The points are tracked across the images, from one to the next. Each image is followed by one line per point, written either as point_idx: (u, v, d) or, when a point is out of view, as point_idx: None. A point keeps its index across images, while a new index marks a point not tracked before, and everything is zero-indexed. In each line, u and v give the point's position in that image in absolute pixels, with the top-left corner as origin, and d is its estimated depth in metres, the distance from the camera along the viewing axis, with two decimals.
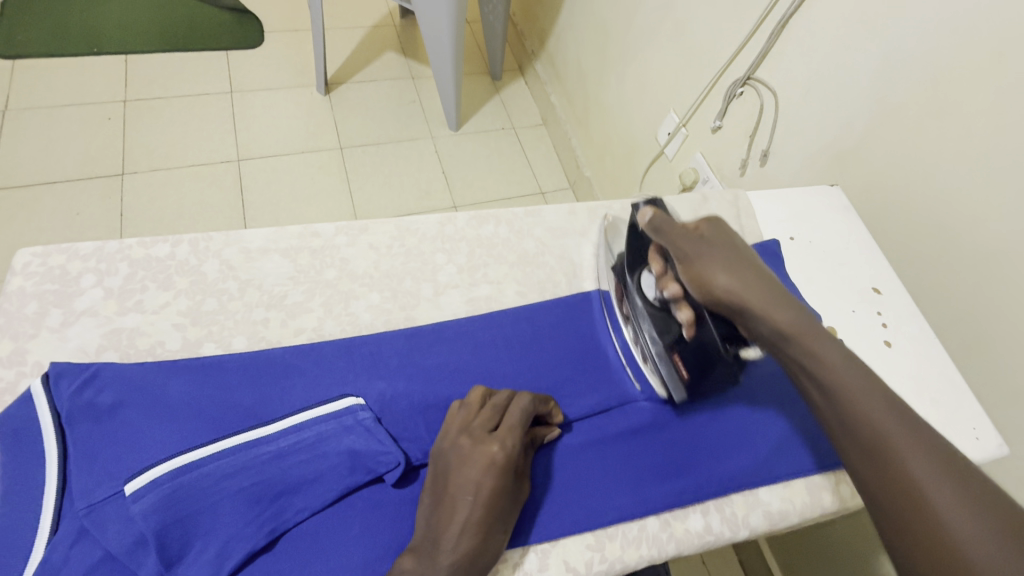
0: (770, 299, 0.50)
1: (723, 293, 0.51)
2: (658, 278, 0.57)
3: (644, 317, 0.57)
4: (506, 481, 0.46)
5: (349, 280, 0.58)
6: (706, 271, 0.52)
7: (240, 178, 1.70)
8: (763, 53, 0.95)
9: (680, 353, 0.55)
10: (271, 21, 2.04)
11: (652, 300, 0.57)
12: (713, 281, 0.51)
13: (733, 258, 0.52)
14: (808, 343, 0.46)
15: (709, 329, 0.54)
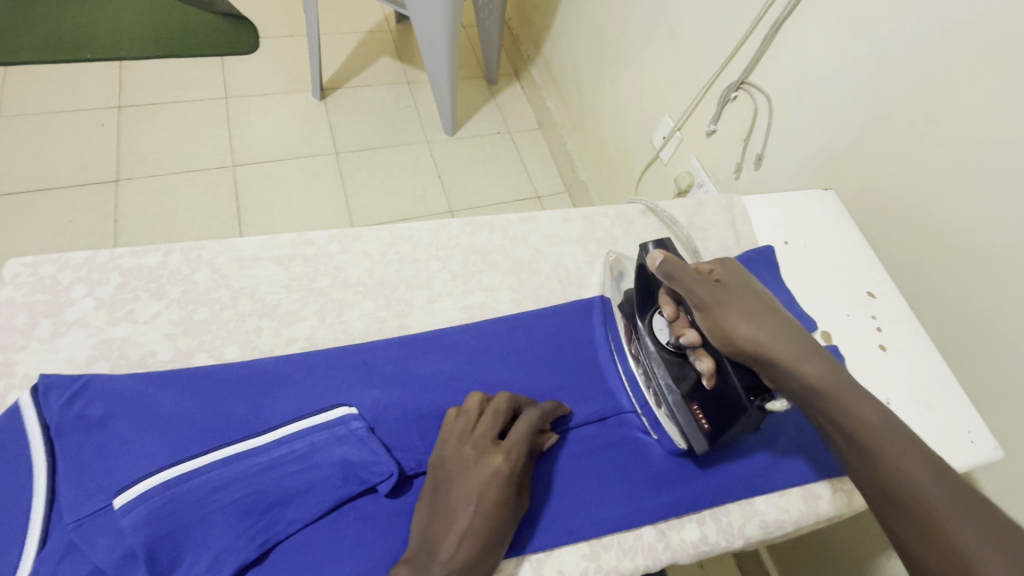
0: (796, 350, 0.48)
1: (745, 344, 0.48)
2: (670, 322, 0.55)
3: (657, 363, 0.54)
4: (506, 492, 0.45)
5: (342, 288, 0.58)
6: (728, 321, 0.49)
7: (235, 184, 1.69)
8: (757, 58, 0.95)
9: (697, 403, 0.52)
10: (267, 26, 2.04)
11: (666, 345, 0.54)
12: (735, 331, 0.49)
13: (753, 305, 0.50)
14: (835, 395, 0.45)
15: (731, 380, 0.50)
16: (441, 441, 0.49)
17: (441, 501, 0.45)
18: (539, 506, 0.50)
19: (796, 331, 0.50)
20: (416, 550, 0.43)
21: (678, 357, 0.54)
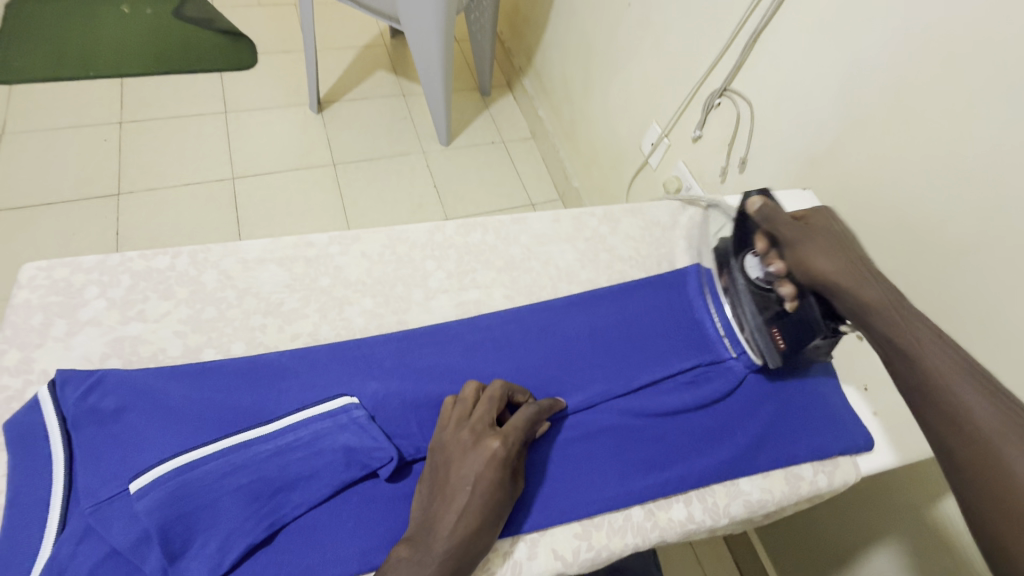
0: (864, 281, 0.53)
1: (822, 274, 0.54)
2: (761, 257, 0.60)
3: (745, 295, 0.62)
4: (505, 471, 0.48)
5: (342, 286, 0.61)
6: (807, 253, 0.55)
7: (235, 196, 1.73)
8: (738, 64, 1.00)
9: (777, 328, 0.59)
10: (265, 42, 2.09)
11: (754, 279, 0.61)
12: (812, 261, 0.55)
13: (835, 244, 0.55)
14: (892, 317, 0.50)
15: (810, 309, 0.57)
16: (443, 423, 0.51)
17: (446, 477, 0.48)
18: (535, 488, 0.52)
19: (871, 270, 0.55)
20: (420, 525, 0.46)
21: (764, 290, 0.61)
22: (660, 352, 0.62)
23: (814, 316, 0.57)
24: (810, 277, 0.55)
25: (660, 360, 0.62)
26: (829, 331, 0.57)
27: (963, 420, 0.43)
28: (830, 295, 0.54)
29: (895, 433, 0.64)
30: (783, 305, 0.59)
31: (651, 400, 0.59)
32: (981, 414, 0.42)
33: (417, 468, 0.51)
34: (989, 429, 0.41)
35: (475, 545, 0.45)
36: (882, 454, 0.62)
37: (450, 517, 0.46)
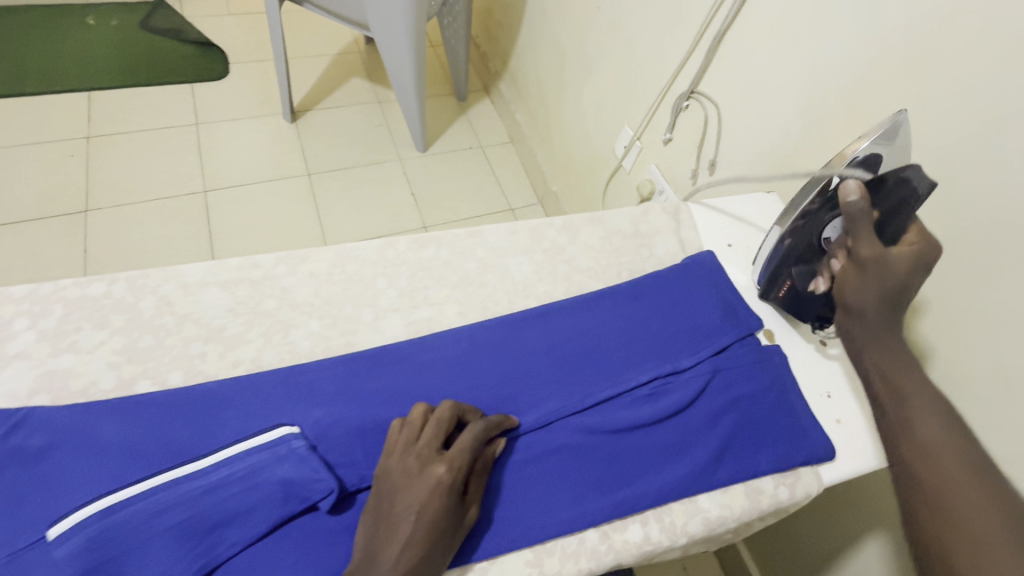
0: (884, 320, 0.57)
1: (850, 297, 0.59)
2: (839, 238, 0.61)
3: (800, 240, 0.63)
4: (453, 497, 0.46)
5: (288, 309, 0.59)
6: (852, 275, 0.59)
7: (206, 209, 1.70)
8: (703, 68, 1.03)
9: (793, 285, 0.65)
10: (236, 51, 2.06)
11: (822, 238, 0.62)
12: (849, 283, 0.59)
13: (893, 288, 0.56)
14: (884, 345, 0.57)
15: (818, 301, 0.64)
16: (391, 445, 0.49)
17: (394, 504, 0.46)
18: (487, 513, 0.51)
19: (901, 313, 0.58)
20: (361, 559, 0.44)
21: (819, 250, 0.63)
22: (617, 366, 0.61)
23: (816, 304, 0.65)
24: (845, 293, 0.59)
25: (617, 374, 0.60)
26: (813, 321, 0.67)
27: (923, 441, 0.50)
28: (847, 315, 0.59)
29: (856, 441, 0.63)
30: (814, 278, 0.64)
31: (610, 416, 0.57)
32: (939, 439, 0.50)
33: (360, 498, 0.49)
34: (944, 453, 0.49)
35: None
36: (845, 463, 0.61)
37: (391, 547, 0.44)
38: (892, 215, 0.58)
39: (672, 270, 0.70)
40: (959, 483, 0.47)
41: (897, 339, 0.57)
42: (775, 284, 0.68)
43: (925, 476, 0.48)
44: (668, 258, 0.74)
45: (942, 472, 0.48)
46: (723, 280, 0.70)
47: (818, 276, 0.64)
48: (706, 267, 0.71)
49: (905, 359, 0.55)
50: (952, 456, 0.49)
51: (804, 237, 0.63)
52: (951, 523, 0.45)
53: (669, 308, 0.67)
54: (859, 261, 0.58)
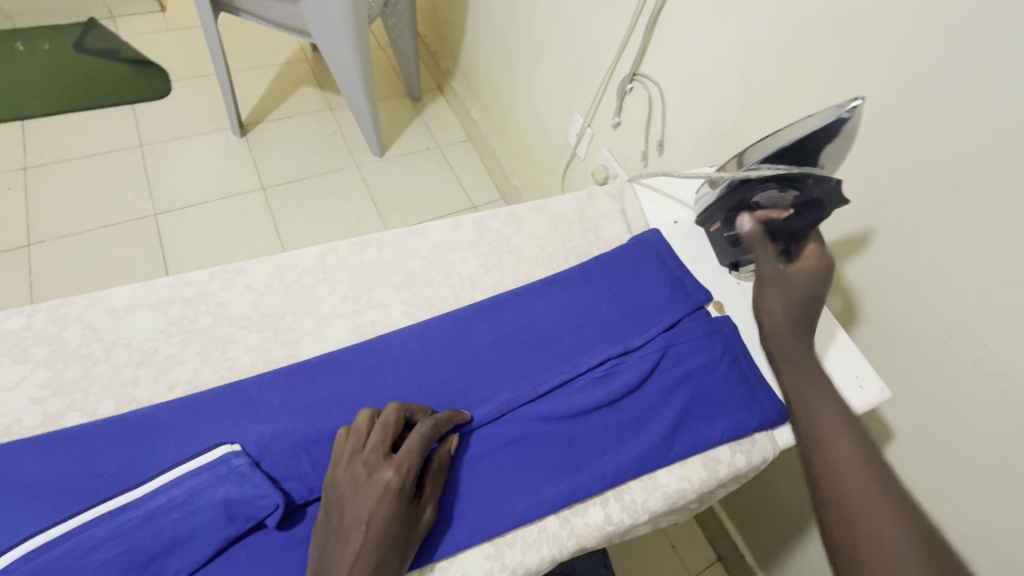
0: (797, 338, 0.63)
1: (769, 318, 0.65)
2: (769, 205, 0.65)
3: (733, 194, 0.67)
4: (404, 498, 0.46)
5: (225, 324, 0.57)
6: (767, 297, 0.66)
7: (159, 232, 1.64)
8: (643, 49, 1.06)
9: (720, 227, 0.71)
10: (178, 68, 2.00)
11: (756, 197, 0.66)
12: (766, 306, 0.66)
13: (800, 301, 0.64)
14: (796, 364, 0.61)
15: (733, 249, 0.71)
16: (337, 454, 0.48)
17: (342, 517, 0.45)
18: (446, 511, 0.50)
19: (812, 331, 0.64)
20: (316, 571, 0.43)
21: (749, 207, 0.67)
22: (567, 351, 0.61)
23: (731, 252, 0.71)
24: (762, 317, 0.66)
25: (567, 360, 0.60)
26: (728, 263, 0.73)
27: (832, 449, 0.53)
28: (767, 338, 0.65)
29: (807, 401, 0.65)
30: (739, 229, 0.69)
31: (560, 404, 0.57)
32: (847, 450, 0.52)
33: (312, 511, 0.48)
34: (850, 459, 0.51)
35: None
36: None
37: (344, 557, 0.43)
38: (811, 205, 0.62)
39: (619, 251, 0.70)
40: (870, 501, 0.48)
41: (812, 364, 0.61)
42: (708, 221, 0.73)
43: (829, 473, 0.51)
44: (615, 240, 0.74)
45: (854, 479, 0.50)
46: (667, 257, 0.71)
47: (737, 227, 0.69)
48: (651, 244, 0.71)
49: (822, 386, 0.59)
50: (862, 468, 0.50)
51: (738, 193, 0.67)
52: (869, 543, 0.46)
53: (616, 291, 0.67)
54: (764, 280, 0.66)
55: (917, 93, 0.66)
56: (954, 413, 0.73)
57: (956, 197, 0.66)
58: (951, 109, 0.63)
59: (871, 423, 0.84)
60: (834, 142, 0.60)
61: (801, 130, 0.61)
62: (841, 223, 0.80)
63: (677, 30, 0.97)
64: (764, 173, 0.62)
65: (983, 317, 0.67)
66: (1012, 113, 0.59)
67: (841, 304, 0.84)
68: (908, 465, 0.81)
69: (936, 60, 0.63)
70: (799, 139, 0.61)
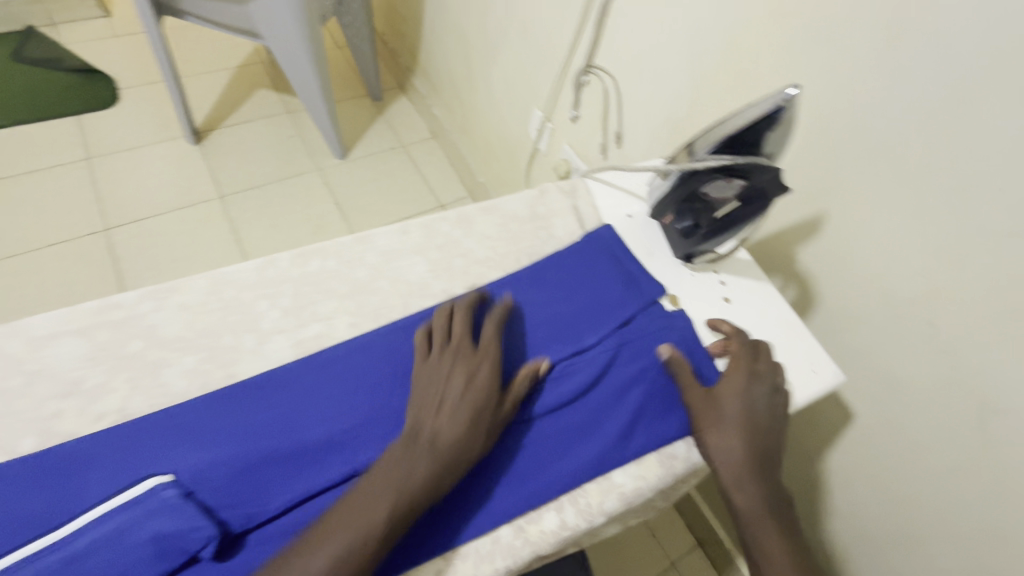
0: (746, 465, 0.56)
1: (716, 454, 0.57)
2: (719, 194, 0.66)
3: (682, 188, 0.67)
4: (496, 375, 0.54)
5: (157, 348, 0.54)
6: (710, 436, 0.58)
7: (111, 249, 1.58)
8: (596, 41, 1.05)
9: (673, 220, 0.71)
10: (125, 75, 1.92)
11: (705, 188, 0.66)
12: (711, 443, 0.57)
13: (744, 428, 0.57)
14: (745, 494, 0.55)
15: (687, 242, 0.71)
16: (433, 344, 0.57)
17: (441, 387, 0.53)
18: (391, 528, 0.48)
19: (771, 457, 0.58)
20: (418, 426, 0.50)
21: (699, 198, 0.68)
22: (521, 353, 0.60)
23: (685, 245, 0.71)
24: (711, 462, 0.57)
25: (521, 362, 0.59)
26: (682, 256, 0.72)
27: None
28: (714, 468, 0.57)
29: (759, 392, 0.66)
30: (691, 220, 0.70)
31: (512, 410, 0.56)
32: None
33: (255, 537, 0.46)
34: None
35: (472, 443, 0.50)
36: None
37: (445, 416, 0.50)
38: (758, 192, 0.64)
39: (572, 250, 0.70)
40: None
41: (769, 497, 0.55)
42: (660, 215, 0.72)
43: None
44: (568, 237, 0.73)
45: None
46: (621, 252, 0.70)
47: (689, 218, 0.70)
48: (604, 239, 0.71)
49: (774, 522, 0.55)
50: None
51: (686, 186, 0.67)
52: None
53: (570, 288, 0.66)
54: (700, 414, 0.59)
55: (858, 77, 0.66)
56: (908, 393, 0.74)
57: (899, 180, 0.66)
58: (891, 91, 0.64)
59: (832, 406, 0.85)
60: (774, 131, 0.60)
61: (742, 121, 0.60)
62: (793, 210, 0.80)
63: (628, 21, 0.96)
64: (709, 165, 0.62)
65: (930, 296, 0.68)
66: (946, 95, 0.59)
67: (798, 289, 0.84)
68: (868, 444, 0.82)
69: (874, 44, 0.63)
70: (741, 130, 0.60)
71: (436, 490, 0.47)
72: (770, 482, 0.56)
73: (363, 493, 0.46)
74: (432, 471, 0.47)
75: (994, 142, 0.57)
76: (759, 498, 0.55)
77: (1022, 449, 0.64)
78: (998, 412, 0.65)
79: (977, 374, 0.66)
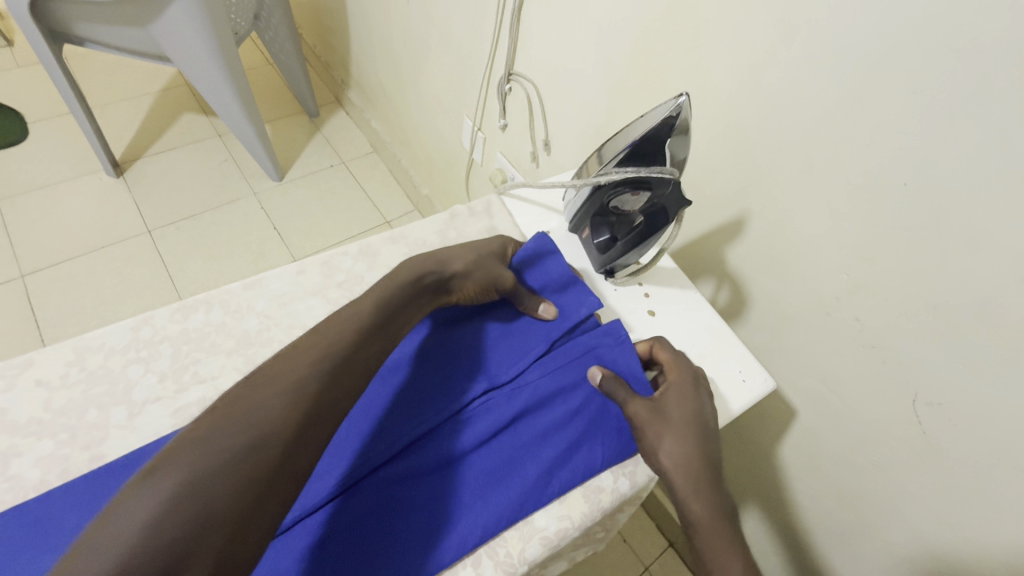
0: (694, 471, 0.54)
1: (666, 459, 0.55)
2: (630, 205, 0.64)
3: (592, 202, 0.65)
4: (496, 246, 0.67)
5: (7, 435, 0.48)
6: (656, 440, 0.56)
7: (28, 297, 1.46)
8: (512, 48, 1.02)
9: (591, 235, 0.69)
10: (33, 109, 1.79)
11: (615, 201, 0.64)
12: (660, 447, 0.55)
13: (690, 427, 0.56)
14: (691, 500, 0.53)
15: (605, 257, 0.69)
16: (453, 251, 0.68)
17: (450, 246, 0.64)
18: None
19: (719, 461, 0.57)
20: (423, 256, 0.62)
21: (612, 210, 0.66)
22: (426, 399, 0.59)
23: (605, 260, 0.69)
24: (660, 466, 0.55)
25: (426, 409, 0.58)
26: (605, 271, 0.71)
27: None
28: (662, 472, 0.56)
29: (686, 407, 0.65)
30: (609, 234, 0.68)
31: (418, 462, 0.55)
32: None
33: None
34: None
35: (455, 257, 0.62)
36: None
37: (451, 252, 0.63)
38: (666, 202, 0.61)
39: None
40: None
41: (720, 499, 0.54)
42: (580, 229, 0.71)
43: None
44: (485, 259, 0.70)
45: None
46: (554, 263, 0.69)
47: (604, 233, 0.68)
48: (542, 250, 0.70)
49: (731, 533, 0.52)
50: None
51: (596, 200, 0.65)
52: None
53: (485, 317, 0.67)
54: (642, 422, 0.57)
55: (759, 76, 0.64)
56: (844, 388, 0.73)
57: (808, 178, 0.65)
58: (790, 90, 0.62)
59: (775, 403, 0.84)
60: (675, 136, 0.56)
61: (639, 130, 0.58)
62: (716, 212, 0.79)
63: (540, 26, 0.93)
64: (612, 178, 0.60)
65: (851, 292, 0.67)
66: (839, 93, 0.58)
67: (731, 290, 0.83)
68: (813, 441, 0.81)
69: (767, 41, 0.62)
70: (638, 140, 0.57)
71: (422, 278, 0.58)
72: (720, 490, 0.55)
73: (363, 298, 0.54)
74: (417, 275, 0.58)
75: (889, 138, 0.56)
76: (713, 504, 0.53)
77: (955, 438, 0.63)
78: (930, 403, 0.64)
79: (904, 367, 0.65)
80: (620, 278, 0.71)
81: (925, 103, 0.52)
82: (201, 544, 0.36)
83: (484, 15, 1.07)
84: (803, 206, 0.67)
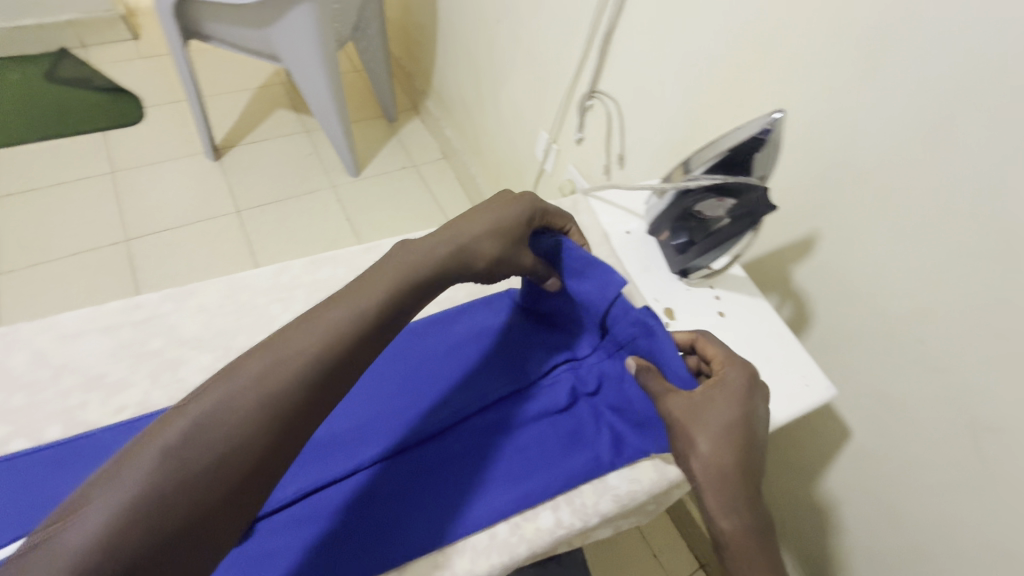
0: (731, 477, 0.52)
1: (702, 459, 0.53)
2: (714, 210, 0.70)
3: (677, 204, 0.72)
4: (519, 220, 0.61)
5: (177, 345, 0.59)
6: (692, 438, 0.54)
7: (130, 258, 1.63)
8: (598, 69, 1.10)
9: (670, 236, 0.75)
10: (152, 95, 2.01)
11: (700, 205, 0.70)
12: (695, 447, 0.53)
13: (732, 433, 0.53)
14: (720, 503, 0.52)
15: (681, 257, 0.74)
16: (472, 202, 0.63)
17: (465, 220, 0.58)
18: (373, 519, 0.55)
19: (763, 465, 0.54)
20: (438, 232, 0.56)
21: (694, 214, 0.72)
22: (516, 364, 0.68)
23: (680, 259, 0.74)
24: (693, 464, 0.54)
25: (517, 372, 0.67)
26: (679, 270, 0.76)
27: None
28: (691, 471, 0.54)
29: None
30: (687, 236, 0.73)
31: (504, 416, 0.64)
32: None
33: (311, 498, 0.56)
34: None
35: (474, 244, 0.57)
36: None
37: (466, 233, 0.57)
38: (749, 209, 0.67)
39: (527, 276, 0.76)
40: None
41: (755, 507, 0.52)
42: (659, 231, 0.77)
43: None
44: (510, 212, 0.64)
45: None
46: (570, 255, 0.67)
47: (683, 234, 0.73)
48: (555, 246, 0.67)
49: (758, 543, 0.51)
50: None
51: (681, 202, 0.71)
52: None
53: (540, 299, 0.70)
54: (678, 418, 0.56)
55: (841, 104, 0.70)
56: (905, 411, 0.75)
57: (882, 203, 0.69)
58: (871, 117, 0.67)
59: (829, 422, 0.86)
60: (763, 151, 0.64)
61: (733, 141, 0.65)
62: (786, 232, 0.83)
63: (628, 50, 1.02)
64: (702, 182, 0.67)
65: (915, 315, 0.70)
66: (918, 123, 0.63)
67: (794, 307, 0.86)
68: (866, 461, 0.83)
69: (853, 74, 0.67)
70: (732, 150, 0.65)
71: (443, 271, 0.54)
72: None
73: (376, 277, 0.50)
74: (433, 263, 0.53)
75: (965, 167, 0.60)
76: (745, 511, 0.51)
77: (1015, 465, 0.64)
78: (990, 430, 0.66)
79: (966, 390, 0.67)
80: (692, 279, 0.76)
81: (1002, 138, 0.56)
82: (184, 536, 0.36)
83: (574, 37, 1.16)
84: (874, 229, 0.71)
